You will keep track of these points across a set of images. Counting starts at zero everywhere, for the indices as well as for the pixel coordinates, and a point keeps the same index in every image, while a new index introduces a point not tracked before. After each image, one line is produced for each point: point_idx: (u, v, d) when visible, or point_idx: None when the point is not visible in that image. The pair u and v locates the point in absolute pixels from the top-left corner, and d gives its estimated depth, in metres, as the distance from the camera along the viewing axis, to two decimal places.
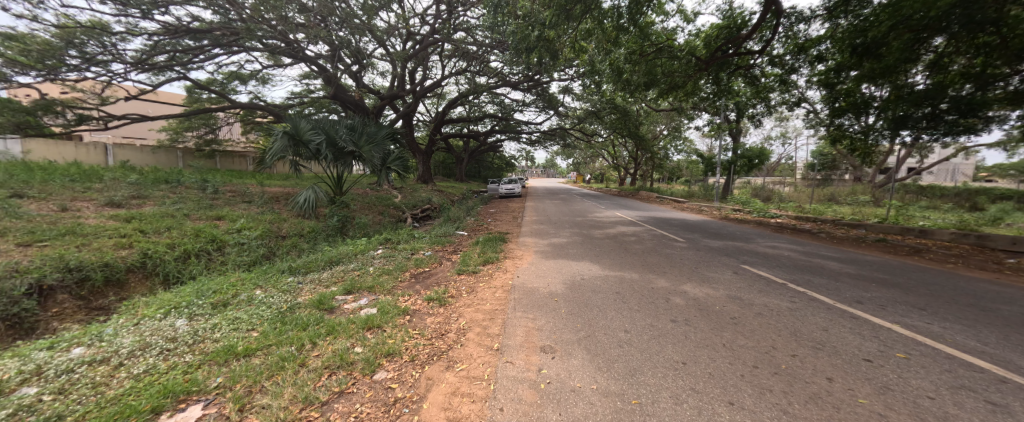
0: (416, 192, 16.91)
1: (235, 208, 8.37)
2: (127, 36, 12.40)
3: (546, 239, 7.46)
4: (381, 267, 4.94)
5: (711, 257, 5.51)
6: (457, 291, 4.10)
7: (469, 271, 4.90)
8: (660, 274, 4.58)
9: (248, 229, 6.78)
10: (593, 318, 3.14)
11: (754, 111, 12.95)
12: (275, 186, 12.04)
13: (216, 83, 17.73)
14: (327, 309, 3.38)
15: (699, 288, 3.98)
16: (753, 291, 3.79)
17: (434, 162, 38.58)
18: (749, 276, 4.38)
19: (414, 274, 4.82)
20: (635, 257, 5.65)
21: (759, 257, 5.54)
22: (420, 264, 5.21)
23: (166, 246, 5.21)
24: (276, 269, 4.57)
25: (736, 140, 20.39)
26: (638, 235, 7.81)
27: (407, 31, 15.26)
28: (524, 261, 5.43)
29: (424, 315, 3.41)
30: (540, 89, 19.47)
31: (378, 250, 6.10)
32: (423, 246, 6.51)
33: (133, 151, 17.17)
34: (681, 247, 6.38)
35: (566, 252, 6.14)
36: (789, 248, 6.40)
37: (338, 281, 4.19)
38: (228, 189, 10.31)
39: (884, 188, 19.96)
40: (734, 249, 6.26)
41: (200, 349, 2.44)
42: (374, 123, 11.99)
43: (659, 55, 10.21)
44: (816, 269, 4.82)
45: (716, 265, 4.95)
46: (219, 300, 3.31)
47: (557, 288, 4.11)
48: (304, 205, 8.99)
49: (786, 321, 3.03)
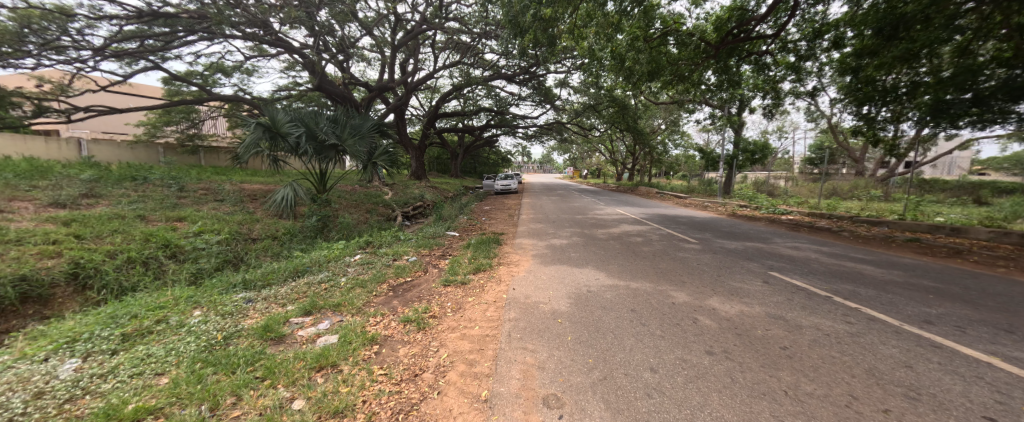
0: (408, 189, 16.17)
1: (202, 207, 7.63)
2: (91, 22, 11.50)
3: (545, 240, 6.79)
4: (355, 277, 4.25)
5: (732, 262, 4.87)
6: (440, 309, 3.42)
7: (457, 282, 4.21)
8: (678, 284, 3.93)
9: (212, 232, 6.04)
10: (609, 350, 2.49)
11: (761, 103, 12.35)
12: (254, 183, 11.26)
13: (195, 75, 16.83)
14: (274, 338, 2.70)
15: (729, 303, 3.35)
16: (796, 308, 3.16)
17: (428, 157, 37.74)
18: (784, 287, 3.73)
19: (392, 286, 4.14)
20: (646, 262, 4.98)
21: (786, 261, 4.89)
22: (401, 274, 4.51)
23: (105, 254, 4.49)
24: (229, 282, 3.87)
25: (737, 134, 19.84)
26: (645, 235, 7.15)
27: (396, 19, 14.44)
28: (521, 268, 4.76)
29: (397, 345, 2.73)
30: (536, 82, 18.76)
31: (356, 254, 5.40)
32: (408, 251, 5.81)
33: (110, 147, 16.23)
34: (694, 249, 5.74)
35: (568, 255, 5.49)
36: (813, 249, 5.79)
37: (298, 298, 3.50)
38: (201, 187, 9.53)
39: (885, 183, 19.58)
40: (754, 251, 5.62)
41: (68, 415, 1.76)
42: (359, 115, 11.21)
43: (663, 42, 9.54)
44: (856, 276, 4.18)
45: (741, 272, 4.30)
46: (136, 330, 2.63)
47: (561, 304, 3.44)
48: (280, 203, 8.25)
49: (853, 353, 2.38)
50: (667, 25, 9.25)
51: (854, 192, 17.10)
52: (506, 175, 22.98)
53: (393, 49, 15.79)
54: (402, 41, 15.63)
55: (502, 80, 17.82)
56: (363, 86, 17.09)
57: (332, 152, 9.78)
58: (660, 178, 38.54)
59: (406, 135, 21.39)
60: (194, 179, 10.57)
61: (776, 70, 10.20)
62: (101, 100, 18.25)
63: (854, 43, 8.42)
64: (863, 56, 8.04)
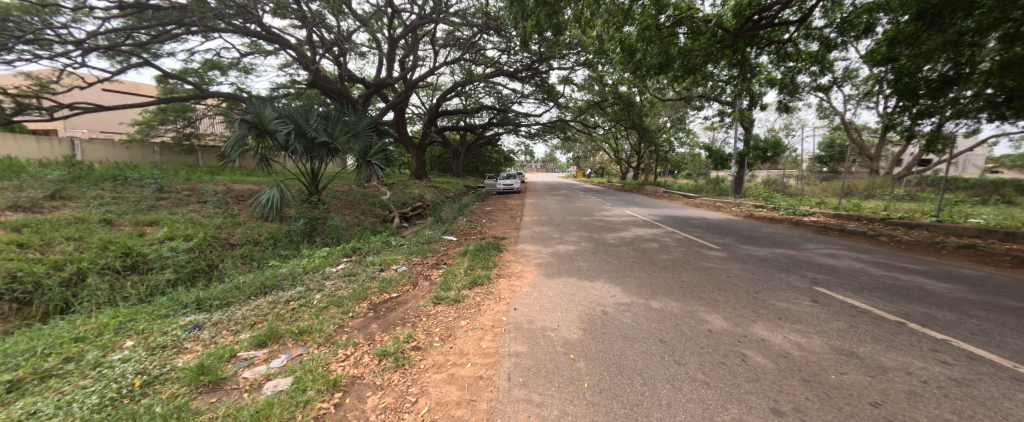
0: (407, 189, 15.61)
1: (181, 210, 7.09)
2: (76, 16, 11.00)
3: (550, 246, 6.17)
4: (332, 293, 3.67)
5: (766, 274, 4.25)
6: (426, 338, 2.82)
7: (449, 300, 3.61)
8: (711, 304, 3.30)
9: (184, 238, 5.48)
10: (640, 406, 1.90)
11: (778, 97, 11.68)
12: (245, 183, 10.74)
13: (190, 72, 16.39)
14: (208, 384, 2.11)
15: (780, 331, 2.73)
16: (866, 341, 2.54)
17: (429, 156, 37.17)
18: (840, 309, 3.12)
19: (373, 305, 3.54)
20: (667, 274, 4.36)
21: (829, 273, 4.26)
22: (385, 289, 3.92)
23: (49, 266, 3.94)
24: (178, 301, 3.27)
25: (748, 131, 19.09)
26: (660, 240, 6.51)
27: (393, 12, 13.85)
28: (524, 280, 4.16)
29: (365, 391, 2.13)
30: (540, 79, 18.15)
31: (340, 264, 4.82)
32: (398, 259, 5.22)
33: (105, 146, 15.62)
34: (718, 257, 5.11)
35: (577, 265, 4.89)
36: (853, 258, 5.14)
37: (257, 322, 2.92)
38: (186, 187, 9.00)
39: (900, 182, 18.81)
40: (786, 259, 4.99)
41: None
42: (355, 112, 10.67)
43: (675, 32, 8.89)
44: (921, 294, 3.54)
45: (781, 288, 3.67)
46: (32, 375, 2.06)
47: (572, 332, 2.84)
48: (266, 205, 7.68)
49: (977, 416, 1.74)
50: (681, 12, 8.58)
51: (870, 191, 16.36)
52: (508, 175, 22.45)
53: (391, 44, 15.21)
54: (400, 36, 15.05)
55: (505, 76, 17.21)
56: (360, 83, 16.54)
57: (323, 150, 9.18)
58: (665, 177, 37.72)
59: (405, 134, 20.82)
60: (180, 179, 10.03)
61: (797, 61, 9.53)
62: (94, 98, 17.79)
63: (885, 31, 7.80)
64: (897, 45, 7.36)
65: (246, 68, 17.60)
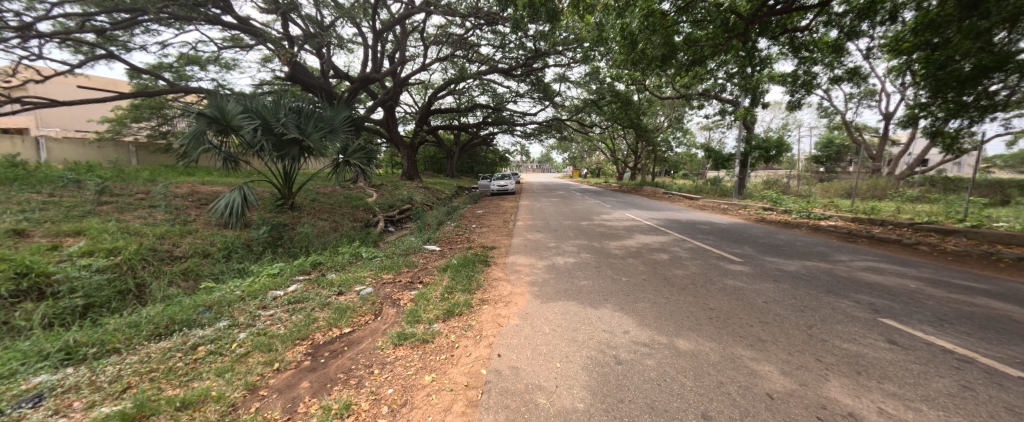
0: (395, 190, 14.75)
1: (124, 216, 6.19)
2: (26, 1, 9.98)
3: (545, 258, 5.35)
4: (261, 331, 2.81)
5: (810, 297, 3.45)
6: (368, 412, 1.97)
7: (414, 341, 2.78)
8: (757, 347, 2.50)
9: (110, 252, 4.60)
10: None
11: (788, 93, 10.99)
12: (213, 186, 9.80)
13: (164, 67, 15.40)
14: None
15: (870, 398, 1.92)
16: (1004, 418, 1.75)
17: (422, 156, 36.29)
18: (932, 355, 2.34)
19: (313, 347, 2.69)
20: (688, 297, 3.56)
21: (885, 296, 3.50)
22: (335, 322, 3.06)
23: None
24: (36, 350, 2.39)
25: (750, 129, 18.43)
26: (671, 251, 5.70)
27: (378, 2, 12.98)
28: (513, 308, 3.33)
29: None
30: (535, 77, 17.34)
31: (290, 285, 3.96)
32: (364, 277, 4.37)
33: (73, 145, 14.58)
34: (745, 274, 4.31)
35: (578, 283, 4.09)
36: (901, 274, 4.37)
37: (132, 387, 2.06)
38: (141, 190, 8.08)
39: (903, 182, 18.34)
40: (825, 276, 4.20)
41: None
42: (333, 107, 9.80)
43: (679, 22, 8.21)
44: (1018, 328, 2.78)
45: (839, 320, 2.88)
46: None
47: (574, 399, 2.01)
48: (228, 212, 6.82)
49: None
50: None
51: (875, 192, 15.77)
52: (502, 176, 21.60)
53: (377, 38, 14.38)
54: (386, 29, 14.21)
55: (498, 74, 16.40)
56: (346, 80, 15.68)
57: (294, 148, 8.26)
58: (661, 176, 37.11)
59: (396, 133, 19.90)
60: (140, 181, 9.08)
61: (812, 52, 8.80)
62: (65, 94, 16.75)
63: (912, 18, 7.11)
64: (925, 33, 6.63)
65: (226, 62, 16.64)
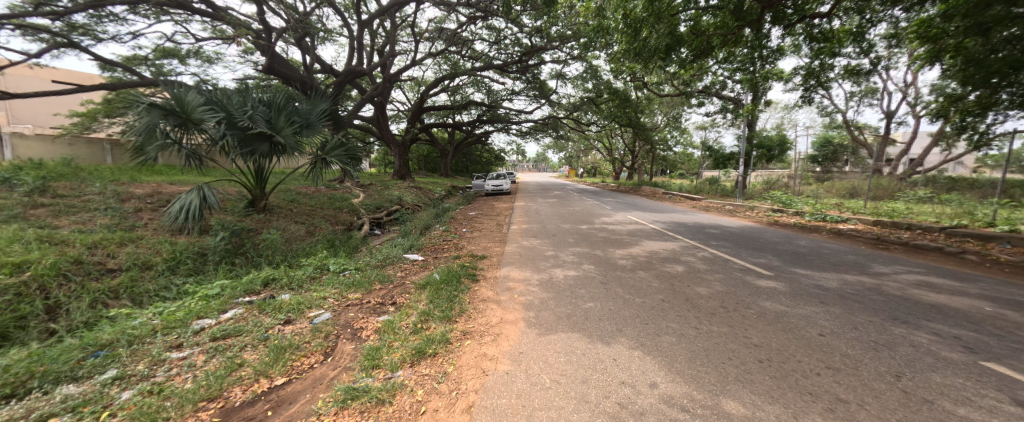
0: (383, 190, 13.94)
1: (57, 222, 5.35)
2: None
3: (543, 271, 4.62)
4: (154, 389, 2.06)
5: (876, 328, 2.75)
6: None
7: (365, 402, 2.00)
8: (843, 415, 1.79)
9: (16, 266, 3.76)
10: None
11: (799, 89, 10.30)
12: (180, 186, 8.96)
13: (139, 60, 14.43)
14: None
15: None
16: None
17: (415, 155, 35.46)
18: None
19: (223, 414, 1.94)
20: (723, 327, 2.84)
21: (969, 326, 2.80)
22: (266, 370, 2.30)
23: None
24: None
25: (751, 127, 17.82)
26: (685, 261, 5.00)
27: None
28: (503, 346, 2.60)
29: None
30: (531, 74, 16.58)
31: (227, 311, 3.20)
32: (325, 298, 3.59)
33: (39, 141, 13.61)
34: (781, 293, 3.60)
35: (584, 306, 3.36)
36: (961, 291, 3.69)
37: None
38: (92, 189, 7.22)
39: (906, 182, 17.80)
40: (878, 296, 3.52)
41: None
42: (311, 100, 8.95)
43: (686, 9, 7.49)
44: None
45: (934, 367, 2.18)
46: None
47: None
48: (185, 213, 6.00)
49: None
50: None
51: (880, 192, 15.27)
52: (497, 175, 20.84)
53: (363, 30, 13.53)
54: (372, 20, 13.35)
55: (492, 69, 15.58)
56: (332, 74, 14.81)
57: (264, 144, 7.44)
58: (658, 176, 36.45)
59: (386, 131, 19.08)
60: (94, 180, 8.19)
61: (830, 42, 8.08)
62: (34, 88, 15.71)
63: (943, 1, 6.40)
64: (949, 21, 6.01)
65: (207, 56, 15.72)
